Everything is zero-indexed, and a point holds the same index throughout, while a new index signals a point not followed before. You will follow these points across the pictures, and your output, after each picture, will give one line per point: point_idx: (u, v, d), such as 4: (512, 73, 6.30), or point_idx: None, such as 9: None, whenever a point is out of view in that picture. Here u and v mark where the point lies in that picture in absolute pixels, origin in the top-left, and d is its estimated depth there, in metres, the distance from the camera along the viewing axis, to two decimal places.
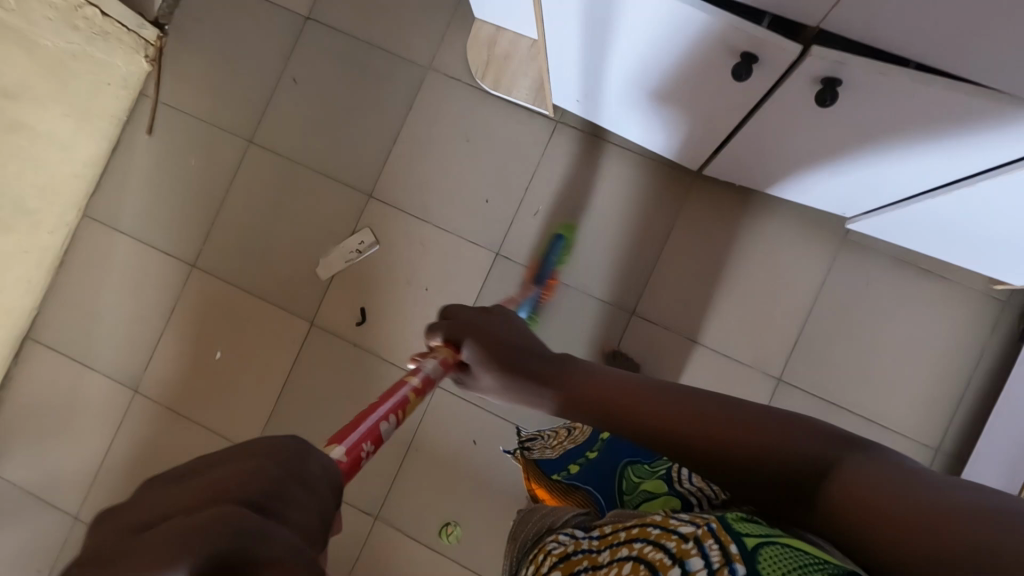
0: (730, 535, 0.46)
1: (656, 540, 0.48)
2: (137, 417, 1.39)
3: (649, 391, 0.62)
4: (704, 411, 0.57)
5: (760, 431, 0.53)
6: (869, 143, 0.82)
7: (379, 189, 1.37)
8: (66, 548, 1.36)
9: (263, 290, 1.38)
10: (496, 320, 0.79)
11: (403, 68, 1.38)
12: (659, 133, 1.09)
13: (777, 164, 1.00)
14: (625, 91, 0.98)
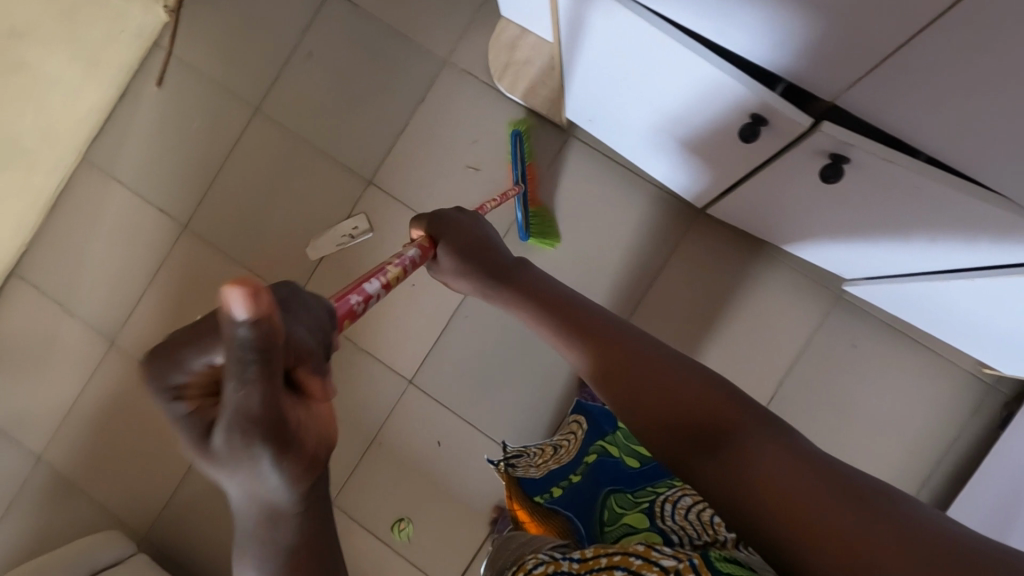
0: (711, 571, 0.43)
1: (637, 570, 0.45)
2: (112, 368, 1.39)
3: (596, 328, 0.60)
4: (650, 353, 0.55)
5: (699, 381, 0.51)
6: (872, 220, 0.80)
7: (380, 177, 1.35)
8: (27, 486, 1.38)
9: (250, 261, 1.38)
10: (471, 226, 0.78)
11: (421, 58, 1.35)
12: (663, 172, 1.06)
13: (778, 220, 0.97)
14: (635, 125, 0.96)
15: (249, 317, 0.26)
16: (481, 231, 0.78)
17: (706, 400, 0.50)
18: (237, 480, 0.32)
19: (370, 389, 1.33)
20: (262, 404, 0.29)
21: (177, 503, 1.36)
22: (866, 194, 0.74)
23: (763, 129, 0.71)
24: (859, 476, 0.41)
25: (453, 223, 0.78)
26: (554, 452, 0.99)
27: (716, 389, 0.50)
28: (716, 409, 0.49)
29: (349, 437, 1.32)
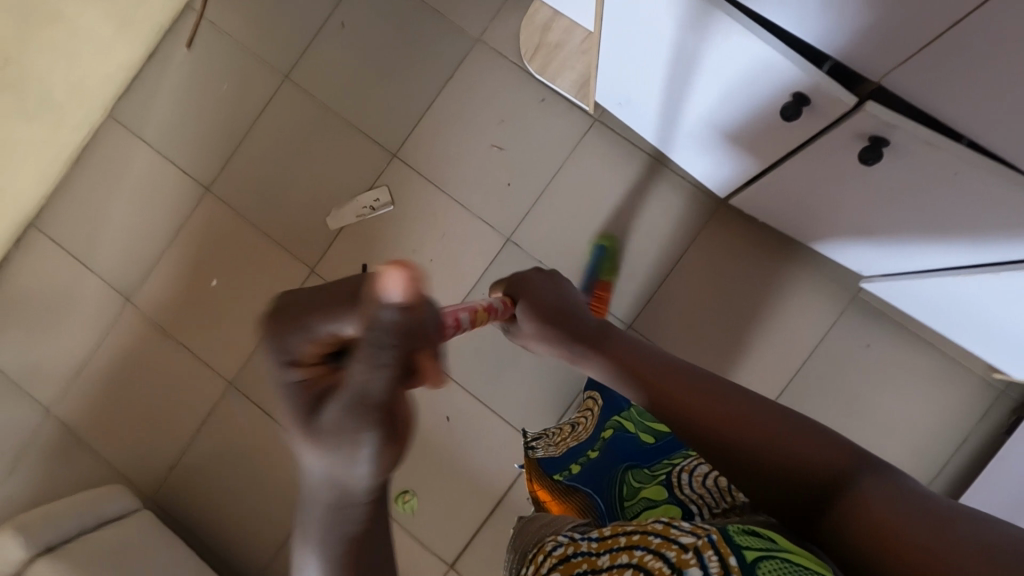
0: (730, 547, 0.44)
1: (656, 548, 0.46)
2: (126, 325, 1.40)
3: (684, 382, 0.62)
4: (734, 401, 0.58)
5: (778, 420, 0.55)
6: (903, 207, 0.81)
7: (404, 152, 1.36)
8: (33, 437, 1.38)
9: (270, 227, 1.38)
10: (558, 288, 0.82)
11: (452, 36, 1.35)
12: (694, 156, 1.06)
13: (805, 208, 0.98)
14: (670, 108, 0.97)
15: (402, 302, 0.35)
16: (568, 295, 0.81)
17: (797, 448, 0.52)
18: (330, 454, 0.40)
19: None
20: (383, 388, 0.37)
21: (183, 463, 1.37)
22: (901, 177, 0.75)
23: (804, 108, 0.73)
24: (945, 503, 0.42)
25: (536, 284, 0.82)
26: (570, 430, 1.00)
27: (796, 425, 0.54)
28: (806, 453, 0.51)
29: None
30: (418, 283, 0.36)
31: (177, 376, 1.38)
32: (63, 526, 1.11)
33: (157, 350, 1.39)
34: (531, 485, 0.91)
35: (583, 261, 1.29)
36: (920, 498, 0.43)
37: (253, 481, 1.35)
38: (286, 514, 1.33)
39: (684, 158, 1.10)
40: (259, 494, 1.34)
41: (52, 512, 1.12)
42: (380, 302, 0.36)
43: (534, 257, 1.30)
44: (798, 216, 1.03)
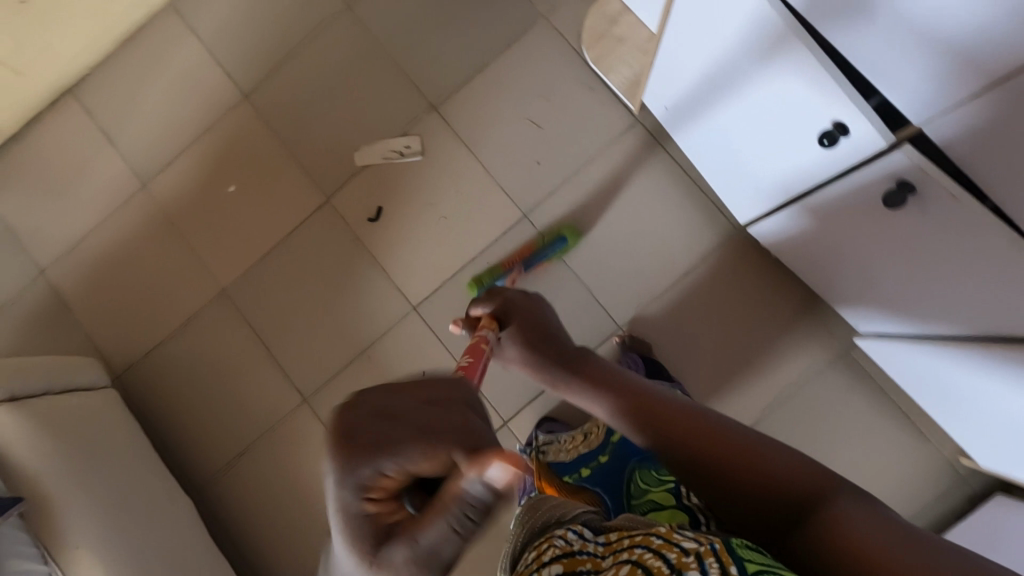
0: (731, 557, 0.48)
1: (657, 548, 0.50)
2: (137, 209, 1.41)
3: (665, 408, 0.64)
4: (715, 434, 0.60)
5: (760, 447, 0.58)
6: (912, 262, 0.82)
7: (445, 107, 1.37)
8: (22, 294, 1.40)
9: (297, 148, 1.39)
10: (530, 309, 0.81)
11: (518, 8, 1.36)
12: (722, 174, 1.07)
13: (822, 248, 0.98)
14: (711, 122, 0.98)
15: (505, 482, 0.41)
16: (536, 315, 0.80)
17: (780, 476, 0.55)
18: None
19: (375, 303, 1.34)
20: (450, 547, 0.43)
21: (160, 355, 1.38)
22: (918, 230, 0.76)
23: (842, 138, 0.74)
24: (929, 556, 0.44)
25: (511, 308, 0.81)
26: (584, 436, 1.06)
27: (778, 451, 0.57)
28: (793, 481, 0.55)
29: (340, 342, 1.34)
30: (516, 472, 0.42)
31: (173, 269, 1.40)
32: (33, 381, 1.10)
33: (160, 239, 1.40)
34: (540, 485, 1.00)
35: (592, 254, 1.30)
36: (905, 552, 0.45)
37: (221, 388, 1.36)
38: (246, 428, 1.35)
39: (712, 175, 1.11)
40: (225, 402, 1.36)
41: (24, 366, 1.10)
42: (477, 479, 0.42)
43: (544, 238, 1.31)
44: (810, 254, 1.03)
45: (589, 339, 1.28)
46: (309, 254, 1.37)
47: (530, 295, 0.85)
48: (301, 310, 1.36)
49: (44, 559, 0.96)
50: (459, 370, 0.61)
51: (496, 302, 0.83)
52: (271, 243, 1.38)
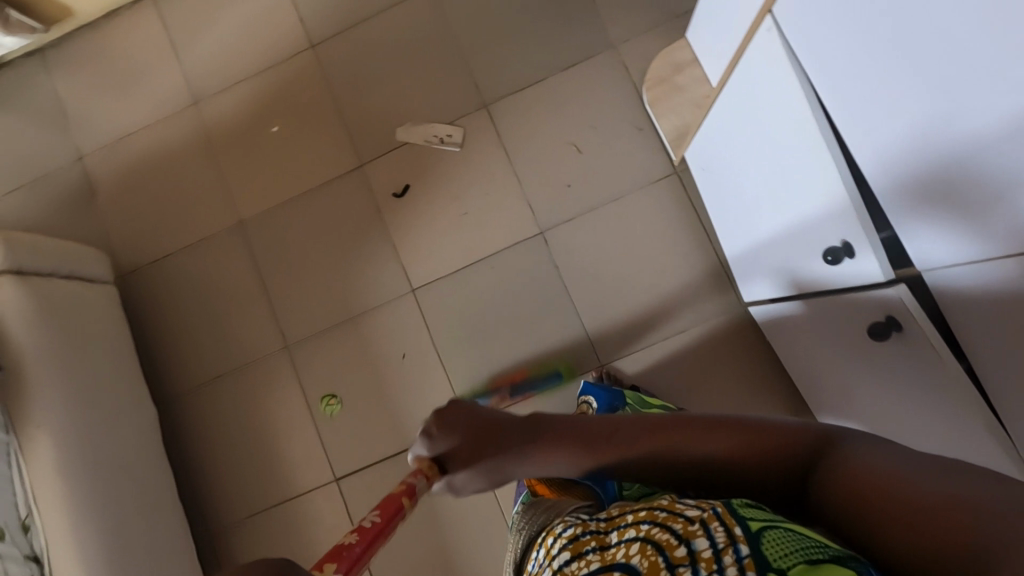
0: (734, 518, 0.54)
1: (663, 522, 0.56)
2: (182, 123, 1.46)
3: (653, 433, 0.69)
4: (699, 451, 0.64)
5: (738, 440, 0.62)
6: (891, 387, 0.82)
7: (495, 108, 1.38)
8: (60, 174, 1.47)
9: (345, 108, 1.42)
10: (459, 415, 0.86)
11: (592, 32, 1.37)
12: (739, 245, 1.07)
13: (814, 348, 0.98)
14: (742, 198, 0.98)
15: None
16: (465, 416, 0.85)
17: (770, 444, 0.60)
18: None
19: (376, 275, 1.37)
20: None
21: (166, 266, 1.43)
22: (898, 363, 0.76)
23: (846, 258, 0.74)
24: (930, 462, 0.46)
25: (442, 423, 0.86)
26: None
27: (758, 438, 0.61)
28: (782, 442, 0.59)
29: (334, 302, 1.38)
30: None
31: (200, 189, 1.44)
32: (42, 260, 1.14)
33: (196, 159, 1.45)
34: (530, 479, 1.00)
35: (595, 288, 1.31)
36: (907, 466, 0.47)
37: (213, 313, 1.41)
38: (226, 358, 1.39)
39: (733, 244, 1.11)
40: (212, 327, 1.40)
41: (38, 243, 1.14)
42: None
43: (554, 261, 1.32)
44: (803, 350, 1.04)
45: (569, 368, 1.30)
46: (328, 211, 1.40)
47: (455, 405, 0.88)
48: (306, 262, 1.40)
49: (5, 430, 1.01)
50: (347, 556, 0.68)
51: (427, 431, 0.87)
52: (296, 191, 1.42)
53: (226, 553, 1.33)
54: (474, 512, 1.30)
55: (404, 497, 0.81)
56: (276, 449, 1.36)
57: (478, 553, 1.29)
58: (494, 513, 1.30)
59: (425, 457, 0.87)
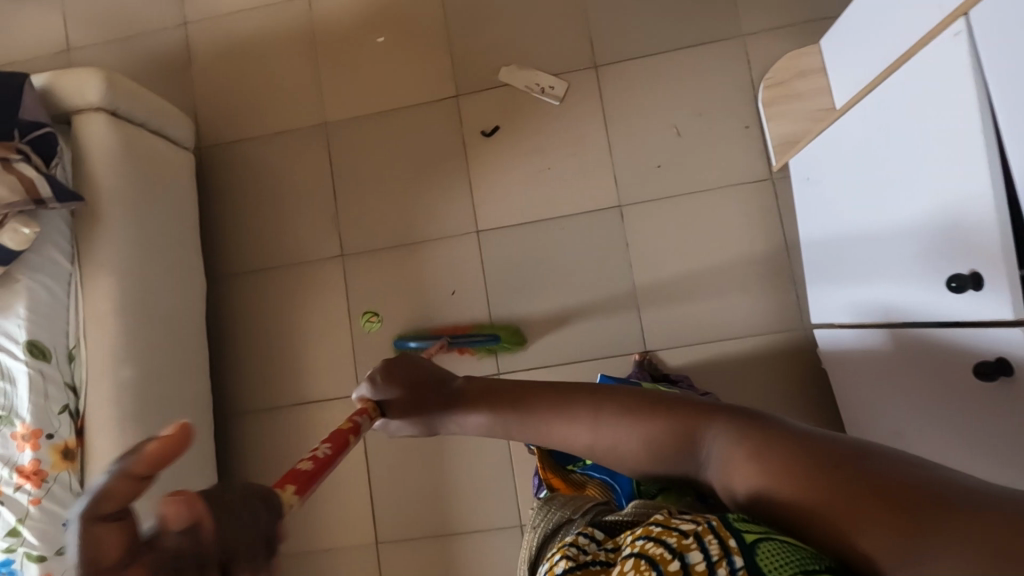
0: (729, 530, 0.42)
1: (656, 537, 0.42)
2: (290, 14, 1.45)
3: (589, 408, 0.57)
4: (609, 437, 0.54)
5: (665, 426, 0.52)
6: (965, 430, 0.81)
7: (604, 70, 1.34)
8: (163, 36, 1.48)
9: (455, 35, 1.39)
10: (414, 365, 0.71)
11: (724, 15, 1.31)
12: (834, 262, 1.06)
13: (885, 379, 0.97)
14: (854, 210, 0.97)
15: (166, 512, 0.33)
16: (421, 367, 0.72)
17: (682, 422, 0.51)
18: None
19: (445, 208, 1.36)
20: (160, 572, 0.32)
21: (244, 150, 1.44)
22: (990, 407, 0.75)
23: (971, 289, 0.73)
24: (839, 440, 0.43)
25: (388, 369, 0.71)
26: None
27: (682, 427, 0.51)
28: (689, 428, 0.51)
29: (398, 224, 1.37)
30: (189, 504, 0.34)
31: (292, 82, 1.43)
32: (139, 108, 1.14)
33: (296, 52, 1.44)
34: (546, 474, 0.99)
35: (661, 275, 1.29)
36: (819, 444, 0.43)
37: (277, 206, 1.41)
38: (280, 253, 1.40)
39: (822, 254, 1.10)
40: (274, 219, 1.41)
41: (139, 90, 1.14)
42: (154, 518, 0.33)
43: (627, 238, 1.30)
44: (866, 384, 1.03)
45: (614, 347, 1.28)
46: (413, 134, 1.39)
47: (391, 364, 0.72)
48: (379, 178, 1.39)
49: (70, 259, 1.03)
50: (302, 480, 0.53)
51: (373, 373, 0.72)
52: (386, 106, 1.40)
53: (240, 438, 1.36)
54: (485, 461, 1.30)
55: (350, 433, 0.65)
56: (308, 352, 1.37)
57: (479, 502, 1.29)
58: (503, 466, 1.29)
59: (365, 398, 0.72)
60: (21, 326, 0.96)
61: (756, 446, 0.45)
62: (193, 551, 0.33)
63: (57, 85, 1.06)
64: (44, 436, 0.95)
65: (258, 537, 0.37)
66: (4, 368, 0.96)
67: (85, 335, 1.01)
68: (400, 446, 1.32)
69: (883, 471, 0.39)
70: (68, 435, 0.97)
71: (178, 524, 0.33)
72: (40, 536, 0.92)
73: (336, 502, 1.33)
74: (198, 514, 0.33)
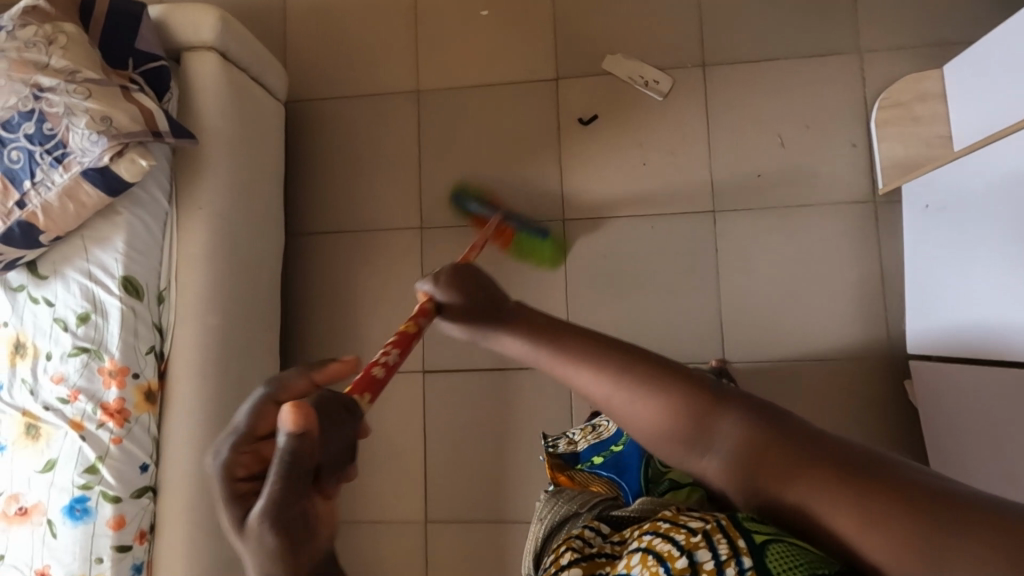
0: (739, 531, 0.45)
1: (665, 532, 0.47)
2: None
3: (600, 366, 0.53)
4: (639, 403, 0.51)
5: (694, 403, 0.50)
6: None
7: (713, 70, 1.30)
8: None
9: (562, 17, 1.35)
10: (471, 273, 0.66)
11: (846, 28, 1.27)
12: (994, 287, 0.98)
13: (1008, 405, 0.95)
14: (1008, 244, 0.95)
15: (292, 428, 0.38)
16: (478, 280, 0.66)
17: (696, 403, 0.50)
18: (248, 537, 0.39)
19: (534, 192, 1.33)
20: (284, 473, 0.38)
21: (330, 109, 1.40)
22: None
23: None
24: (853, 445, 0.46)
25: (452, 274, 0.66)
26: (593, 427, 1.01)
27: (711, 406, 0.49)
28: (701, 411, 0.49)
29: (482, 203, 1.34)
30: (304, 413, 0.39)
31: (388, 44, 1.40)
32: (247, 53, 1.11)
33: (395, 15, 1.40)
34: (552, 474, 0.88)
35: (748, 286, 1.26)
36: (830, 447, 0.46)
37: (360, 170, 1.38)
38: (358, 217, 1.37)
39: (921, 278, 1.15)
40: (354, 182, 1.38)
41: (249, 34, 1.10)
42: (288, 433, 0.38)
43: (716, 243, 1.27)
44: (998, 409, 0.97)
45: (691, 353, 1.26)
46: (508, 112, 1.36)
47: (455, 268, 0.67)
48: (468, 153, 1.36)
49: (168, 198, 0.99)
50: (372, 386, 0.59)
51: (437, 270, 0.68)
52: (482, 81, 1.37)
53: None
54: None
55: (416, 326, 0.67)
56: (376, 321, 1.35)
57: (535, 493, 1.27)
58: None
59: (426, 293, 0.68)
60: (118, 260, 0.93)
61: (771, 442, 0.47)
62: (299, 452, 0.38)
63: (172, 19, 1.03)
64: (130, 375, 0.92)
65: (344, 445, 0.43)
66: (97, 303, 0.92)
67: (178, 279, 0.99)
68: (460, 427, 1.30)
69: (894, 475, 0.43)
70: (152, 376, 0.95)
71: (296, 428, 0.38)
72: (116, 475, 0.90)
73: (389, 476, 1.31)
74: (309, 424, 0.39)
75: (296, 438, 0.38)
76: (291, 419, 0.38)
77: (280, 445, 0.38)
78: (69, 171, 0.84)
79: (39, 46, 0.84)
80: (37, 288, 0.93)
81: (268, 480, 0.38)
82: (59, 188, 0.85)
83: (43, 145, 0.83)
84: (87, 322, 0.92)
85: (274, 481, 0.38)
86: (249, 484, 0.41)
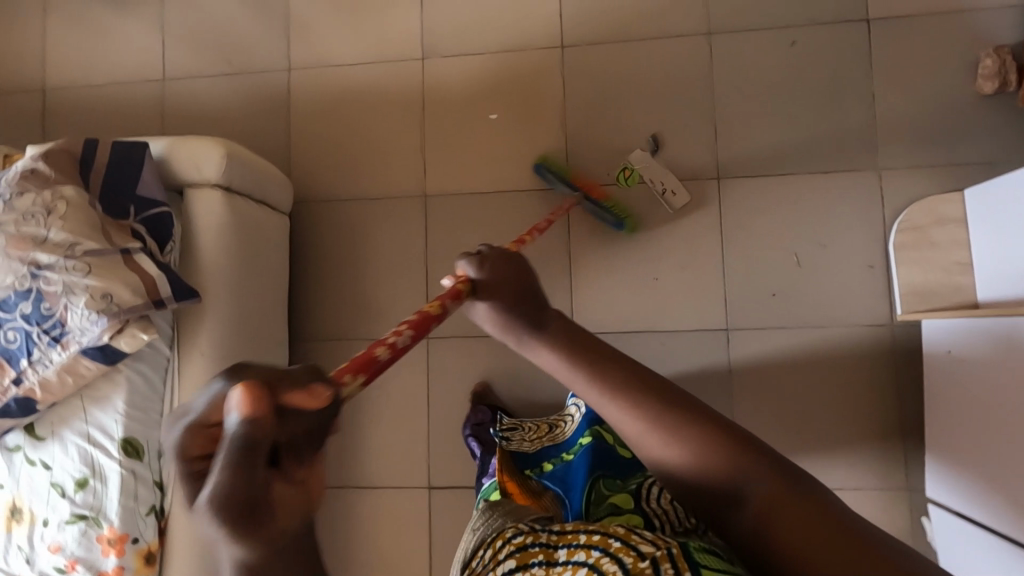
0: (687, 562, 0.45)
1: (614, 551, 0.48)
2: (402, 75, 1.38)
3: (632, 380, 0.50)
4: (664, 434, 0.46)
5: (726, 449, 0.45)
6: None
7: (727, 184, 1.27)
8: (263, 81, 1.42)
9: (572, 123, 1.32)
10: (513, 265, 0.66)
11: (863, 146, 1.24)
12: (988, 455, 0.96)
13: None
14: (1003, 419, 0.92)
15: (243, 413, 0.32)
16: (521, 268, 0.66)
17: (718, 447, 0.45)
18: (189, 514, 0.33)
19: None
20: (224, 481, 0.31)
21: (334, 211, 1.38)
22: None
23: None
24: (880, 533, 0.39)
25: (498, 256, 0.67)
26: (550, 431, 1.05)
27: (737, 453, 0.45)
28: (723, 462, 0.45)
29: None
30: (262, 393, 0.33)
31: (394, 146, 1.37)
32: (250, 182, 1.07)
33: (402, 115, 1.37)
34: (501, 478, 0.86)
35: (760, 408, 1.23)
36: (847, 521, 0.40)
37: (364, 274, 1.36)
38: (363, 324, 1.35)
39: (940, 413, 1.10)
40: (359, 287, 1.35)
41: (254, 160, 1.07)
42: (250, 418, 0.32)
43: (728, 364, 1.25)
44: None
45: None
46: (516, 218, 1.33)
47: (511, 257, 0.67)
48: None
49: (169, 345, 0.96)
50: (371, 366, 0.51)
51: (482, 253, 0.68)
52: (491, 186, 1.34)
53: None
54: None
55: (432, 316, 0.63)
56: (380, 433, 1.32)
57: None
58: None
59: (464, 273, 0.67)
60: (118, 422, 0.90)
61: (788, 497, 0.42)
62: (250, 440, 0.32)
63: (173, 157, 1.00)
64: (129, 541, 0.89)
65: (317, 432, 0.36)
66: (97, 467, 0.89)
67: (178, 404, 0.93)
68: None
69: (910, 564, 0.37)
70: (152, 538, 0.91)
71: (249, 413, 0.32)
72: None
73: None
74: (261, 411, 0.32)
75: (247, 425, 0.32)
76: (243, 403, 0.32)
77: (232, 431, 0.32)
78: (67, 349, 0.84)
79: (38, 217, 0.84)
80: (34, 449, 0.90)
81: (216, 464, 0.31)
82: (57, 365, 0.85)
83: (40, 325, 0.84)
84: (86, 487, 0.89)
85: (225, 464, 0.31)
86: (208, 461, 0.34)
